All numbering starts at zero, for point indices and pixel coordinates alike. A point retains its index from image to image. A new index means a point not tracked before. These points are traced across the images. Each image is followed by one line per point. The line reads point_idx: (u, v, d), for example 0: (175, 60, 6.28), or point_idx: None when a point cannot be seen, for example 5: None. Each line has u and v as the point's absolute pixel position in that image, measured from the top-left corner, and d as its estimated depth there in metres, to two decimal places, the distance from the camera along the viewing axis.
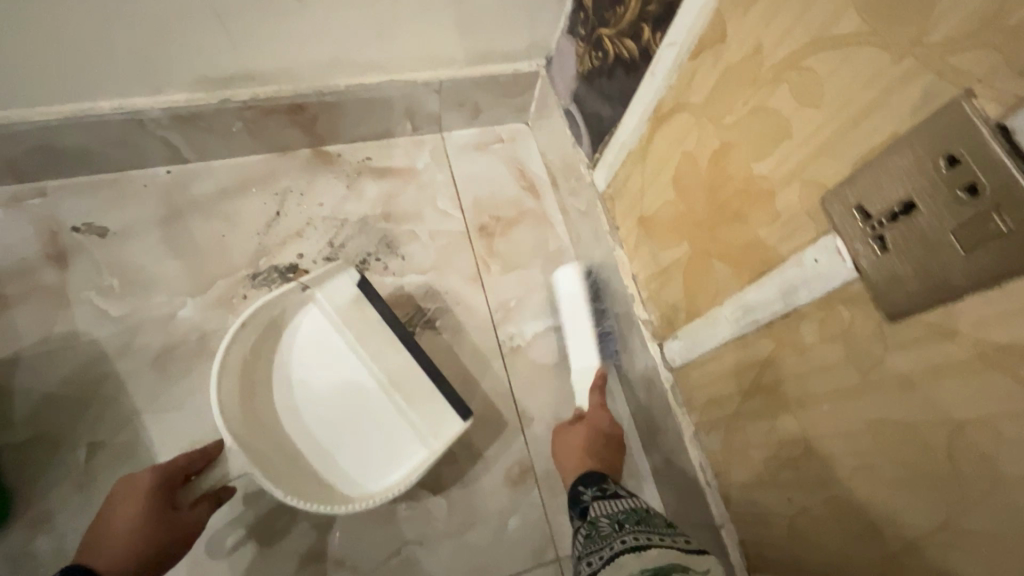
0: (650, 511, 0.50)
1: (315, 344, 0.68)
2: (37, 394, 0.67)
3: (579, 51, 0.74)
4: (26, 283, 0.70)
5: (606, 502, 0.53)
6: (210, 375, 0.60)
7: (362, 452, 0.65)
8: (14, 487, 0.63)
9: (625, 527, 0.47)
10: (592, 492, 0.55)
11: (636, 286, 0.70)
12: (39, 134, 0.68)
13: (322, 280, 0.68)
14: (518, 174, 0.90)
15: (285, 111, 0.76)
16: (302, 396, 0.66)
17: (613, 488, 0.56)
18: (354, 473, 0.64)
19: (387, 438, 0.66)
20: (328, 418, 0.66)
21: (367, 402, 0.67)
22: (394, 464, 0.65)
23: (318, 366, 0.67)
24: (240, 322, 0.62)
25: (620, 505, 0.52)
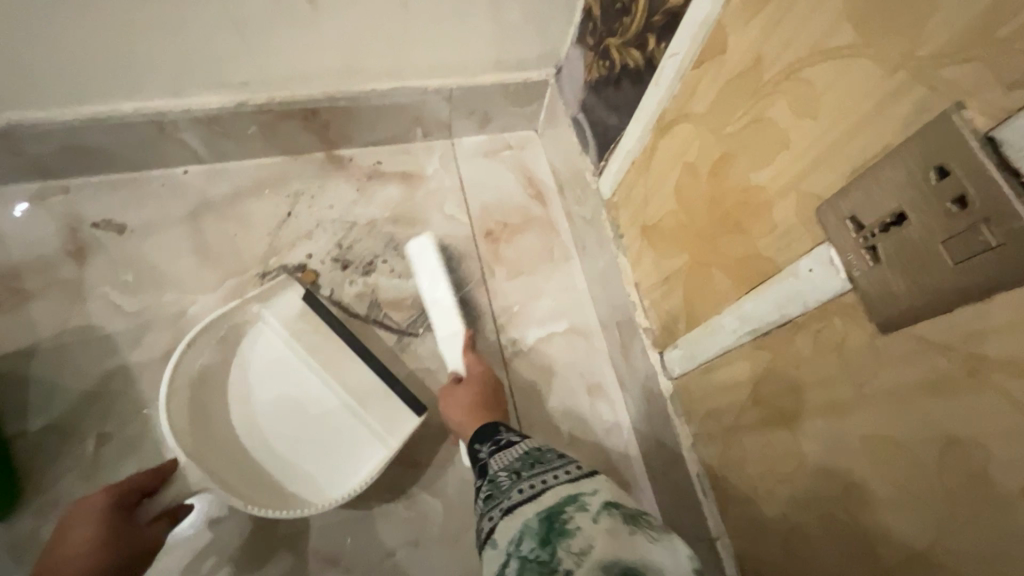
0: (542, 448, 0.51)
1: (266, 360, 0.69)
2: (51, 384, 0.69)
3: (588, 60, 0.75)
4: (45, 277, 0.73)
5: (503, 455, 0.52)
6: (160, 394, 0.61)
7: (321, 460, 0.66)
8: (25, 474, 0.65)
9: (522, 475, 0.47)
10: (489, 447, 0.54)
11: (638, 294, 0.70)
12: (64, 133, 0.71)
13: (267, 297, 0.70)
14: (525, 181, 0.91)
15: (299, 116, 0.78)
16: (258, 411, 0.67)
17: (506, 437, 0.55)
18: (313, 482, 0.65)
19: (345, 443, 0.67)
20: (285, 430, 0.67)
21: (324, 412, 0.68)
22: (352, 467, 0.66)
23: (261, 383, 0.68)
24: (187, 341, 0.64)
25: (515, 451, 0.52)
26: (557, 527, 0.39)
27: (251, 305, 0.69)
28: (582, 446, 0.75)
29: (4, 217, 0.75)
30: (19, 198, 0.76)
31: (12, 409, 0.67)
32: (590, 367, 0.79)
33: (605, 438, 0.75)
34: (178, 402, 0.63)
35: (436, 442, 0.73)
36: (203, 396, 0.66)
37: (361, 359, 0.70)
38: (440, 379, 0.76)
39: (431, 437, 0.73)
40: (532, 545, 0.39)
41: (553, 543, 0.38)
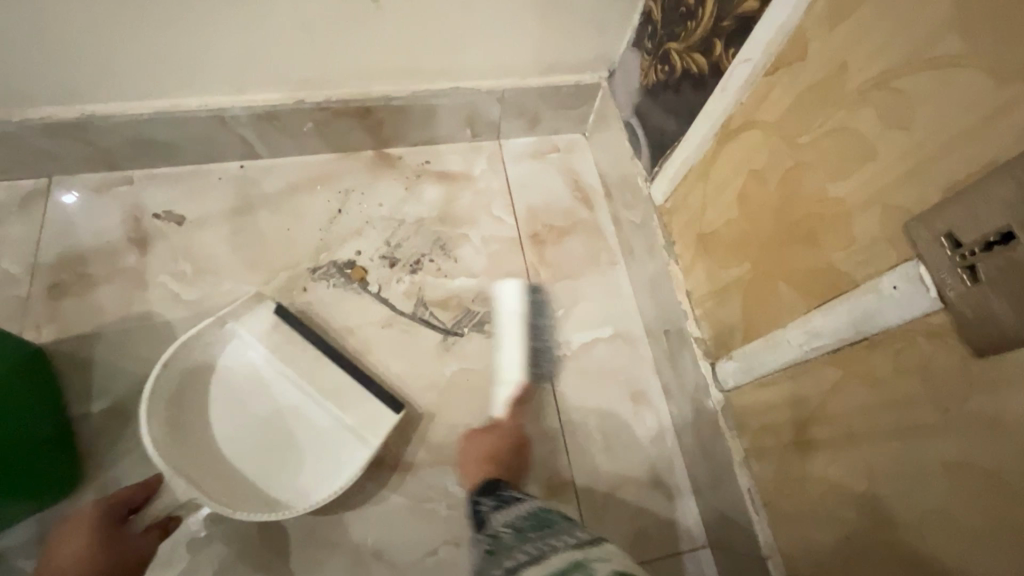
0: (549, 509, 0.49)
1: (241, 375, 0.70)
2: (113, 368, 0.71)
3: (644, 64, 0.74)
4: (110, 263, 0.75)
5: (507, 509, 0.52)
6: (140, 415, 0.62)
7: (303, 463, 0.68)
8: (87, 454, 0.67)
9: (524, 534, 0.47)
10: (492, 503, 0.55)
11: (689, 303, 0.69)
12: (133, 125, 0.73)
13: (238, 314, 0.70)
14: (572, 184, 0.90)
15: (354, 114, 0.80)
16: (237, 426, 0.68)
17: (509, 493, 0.55)
18: (294, 485, 0.67)
19: (325, 446, 0.68)
20: (264, 436, 0.68)
21: (302, 418, 0.69)
22: (334, 469, 0.67)
23: (240, 398, 0.69)
24: (162, 362, 0.65)
25: (518, 510, 0.51)
26: None
27: (223, 322, 0.69)
28: (625, 454, 0.74)
29: (73, 206, 0.78)
30: (87, 187, 0.79)
31: (76, 391, 0.69)
32: (634, 375, 0.78)
33: (648, 447, 0.74)
34: (156, 415, 0.64)
35: (480, 443, 0.72)
36: (182, 409, 0.67)
37: (335, 366, 0.70)
38: (483, 380, 0.76)
39: (474, 439, 0.73)
40: None
41: None
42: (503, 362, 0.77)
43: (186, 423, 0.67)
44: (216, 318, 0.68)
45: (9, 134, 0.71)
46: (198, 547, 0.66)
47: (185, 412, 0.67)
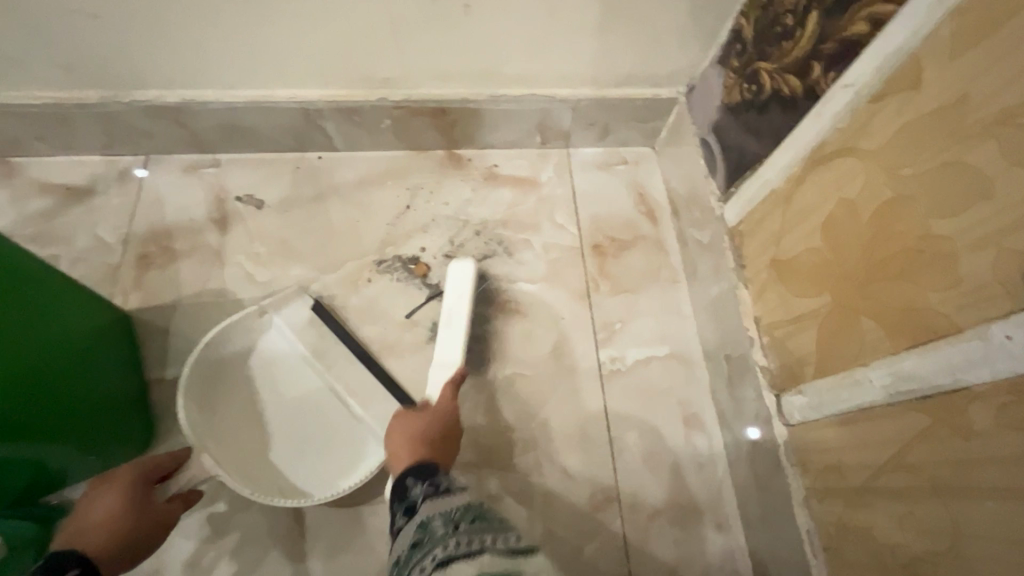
0: (483, 506, 0.43)
1: (272, 367, 0.73)
2: (187, 339, 0.75)
3: (728, 81, 0.72)
4: (193, 240, 0.80)
5: (438, 500, 0.45)
6: (180, 390, 0.65)
7: (321, 456, 0.70)
8: (157, 418, 0.71)
9: (458, 527, 0.40)
10: (424, 489, 0.47)
11: (756, 330, 0.66)
12: (226, 111, 0.77)
13: (279, 306, 0.74)
14: (638, 198, 0.89)
15: (431, 114, 0.82)
16: (262, 415, 0.71)
17: (447, 480, 0.47)
18: (311, 477, 0.69)
19: (342, 443, 0.71)
20: (287, 426, 0.71)
21: (324, 412, 0.72)
22: (350, 465, 0.70)
23: (267, 389, 0.72)
24: (206, 341, 0.68)
25: (450, 504, 0.44)
26: None
27: (263, 312, 0.72)
28: (673, 477, 0.72)
29: (164, 183, 0.83)
30: (178, 166, 0.84)
31: (153, 357, 0.73)
32: (688, 398, 0.76)
33: (698, 473, 0.73)
34: (195, 393, 0.67)
35: (527, 450, 0.72)
36: (215, 392, 0.70)
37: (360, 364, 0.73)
38: (535, 387, 0.76)
39: (522, 444, 0.73)
40: None
41: None
42: (442, 347, 0.70)
43: (218, 404, 0.69)
44: (258, 307, 0.71)
45: (116, 113, 0.76)
46: (250, 519, 0.68)
47: (218, 394, 0.70)
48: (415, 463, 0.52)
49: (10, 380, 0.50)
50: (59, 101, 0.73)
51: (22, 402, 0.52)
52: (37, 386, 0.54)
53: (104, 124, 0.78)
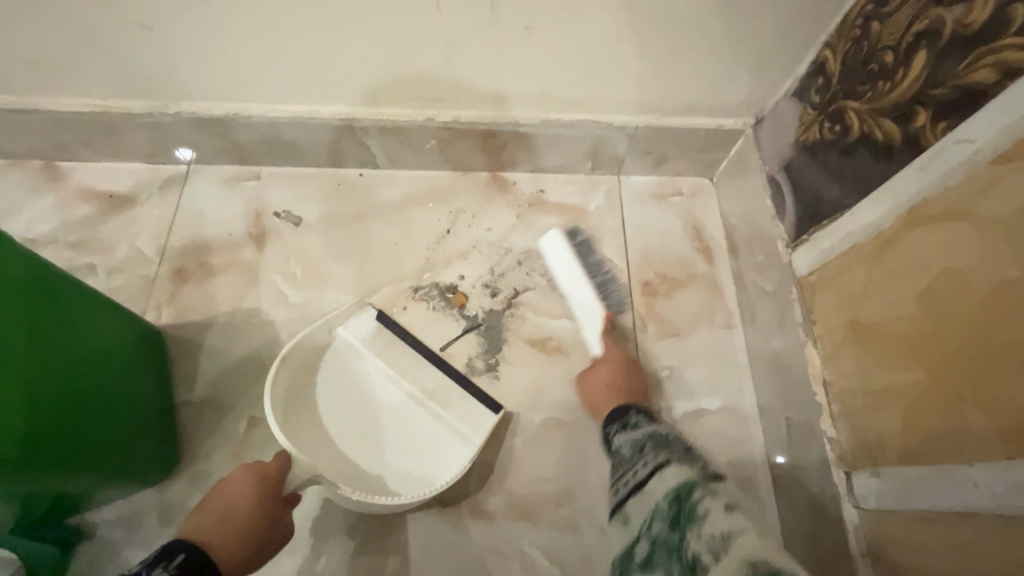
0: (669, 433, 0.55)
1: (342, 379, 0.70)
2: (219, 359, 0.73)
3: (805, 117, 0.66)
4: (230, 256, 0.78)
5: (632, 433, 0.57)
6: (263, 399, 0.62)
7: (407, 459, 0.67)
8: (182, 442, 0.69)
9: (647, 452, 0.53)
10: (617, 429, 0.59)
11: (825, 395, 0.60)
12: (271, 126, 0.75)
13: (344, 317, 0.72)
14: (693, 233, 0.83)
15: (479, 136, 0.78)
16: (342, 425, 0.67)
17: (635, 419, 0.59)
18: (401, 480, 0.65)
19: (427, 444, 0.67)
20: (367, 430, 0.68)
21: (405, 414, 0.69)
22: (437, 466, 0.66)
23: (341, 401, 0.69)
24: (281, 355, 0.65)
25: (642, 433, 0.56)
26: (683, 509, 0.44)
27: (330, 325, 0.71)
28: None
29: (205, 194, 0.81)
30: (218, 178, 0.82)
31: (182, 377, 0.72)
32: (741, 457, 0.71)
33: None
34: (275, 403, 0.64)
35: (563, 503, 0.68)
36: (286, 404, 0.66)
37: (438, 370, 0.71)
38: (574, 434, 0.71)
39: (558, 496, 0.68)
40: (661, 525, 0.45)
41: (681, 523, 0.43)
42: (582, 316, 0.74)
43: (298, 418, 0.66)
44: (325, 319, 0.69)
45: (162, 123, 0.74)
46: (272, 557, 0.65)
47: (296, 408, 0.67)
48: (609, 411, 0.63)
49: (27, 402, 0.47)
50: (106, 110, 0.72)
51: (43, 427, 0.48)
52: (65, 405, 0.51)
53: (149, 134, 0.76)
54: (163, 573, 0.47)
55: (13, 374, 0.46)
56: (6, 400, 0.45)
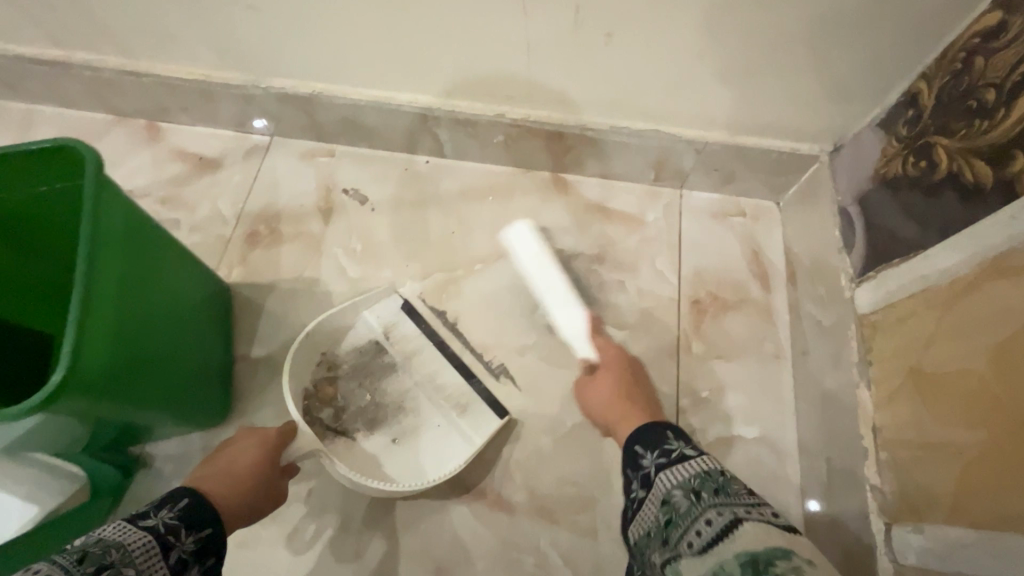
0: (725, 473, 0.47)
1: (359, 360, 0.74)
2: (277, 321, 0.77)
3: (888, 149, 0.63)
4: (298, 226, 0.82)
5: (674, 469, 0.48)
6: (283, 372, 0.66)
7: (406, 449, 0.70)
8: (236, 394, 0.74)
9: (702, 497, 0.44)
10: (656, 458, 0.51)
11: (873, 440, 0.58)
12: (350, 108, 0.79)
13: (371, 302, 0.76)
14: (751, 256, 0.81)
15: (546, 136, 0.79)
16: (352, 406, 0.71)
17: (676, 447, 0.51)
18: (397, 468, 0.68)
19: (430, 438, 0.70)
20: (376, 415, 0.71)
21: (413, 405, 0.72)
22: (436, 459, 0.69)
23: (355, 382, 0.72)
24: (306, 332, 0.69)
25: (687, 471, 0.47)
26: None
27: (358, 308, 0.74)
28: None
29: (283, 166, 0.86)
30: (296, 152, 0.87)
31: (243, 333, 0.77)
32: (772, 493, 0.69)
33: None
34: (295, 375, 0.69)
35: (584, 507, 0.68)
36: (308, 381, 0.71)
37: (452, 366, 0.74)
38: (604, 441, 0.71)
39: (581, 500, 0.69)
40: None
41: None
42: (565, 330, 0.74)
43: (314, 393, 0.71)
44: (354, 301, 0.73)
45: (254, 96, 0.80)
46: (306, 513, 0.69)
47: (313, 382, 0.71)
48: (638, 430, 0.56)
49: (110, 339, 0.51)
50: (207, 78, 0.78)
51: (120, 361, 0.52)
52: (143, 343, 0.56)
53: (240, 105, 0.82)
54: (171, 514, 0.47)
55: (104, 309, 0.50)
56: (95, 335, 0.49)
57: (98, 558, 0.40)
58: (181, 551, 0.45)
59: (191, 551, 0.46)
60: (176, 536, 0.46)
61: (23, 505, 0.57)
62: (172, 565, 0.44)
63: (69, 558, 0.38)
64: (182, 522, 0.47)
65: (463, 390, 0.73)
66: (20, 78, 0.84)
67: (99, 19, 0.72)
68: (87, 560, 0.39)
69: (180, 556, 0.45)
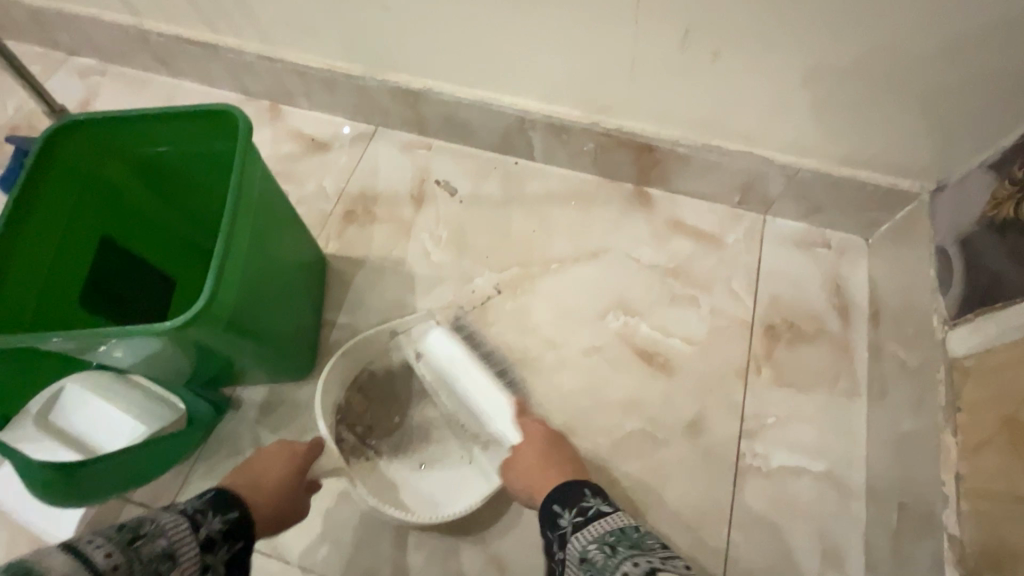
0: (637, 529, 0.52)
1: (390, 383, 0.75)
2: (363, 294, 0.83)
3: (1001, 192, 0.60)
4: (392, 209, 0.89)
5: (588, 527, 0.54)
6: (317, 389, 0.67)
7: (427, 478, 0.71)
8: (318, 356, 0.80)
9: (619, 550, 0.49)
10: (572, 517, 0.56)
11: (954, 489, 0.56)
12: (454, 106, 0.85)
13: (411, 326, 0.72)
14: (833, 289, 0.80)
15: (636, 149, 0.81)
16: (379, 432, 0.73)
17: (592, 505, 0.56)
18: (416, 496, 0.70)
19: (450, 475, 0.71)
20: (401, 442, 0.73)
21: (439, 434, 0.73)
22: (454, 497, 0.70)
23: (385, 405, 0.74)
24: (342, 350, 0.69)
25: (602, 528, 0.53)
26: None
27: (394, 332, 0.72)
28: None
29: (383, 154, 0.93)
30: (397, 142, 0.94)
31: (330, 301, 0.83)
32: (833, 531, 0.67)
33: None
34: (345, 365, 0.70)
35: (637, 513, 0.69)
36: (342, 398, 0.73)
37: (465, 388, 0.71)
38: (662, 452, 0.72)
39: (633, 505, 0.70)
40: None
41: None
42: (489, 413, 0.68)
43: (347, 411, 0.73)
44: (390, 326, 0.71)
45: (368, 88, 0.87)
46: None
47: (348, 399, 0.74)
48: (553, 489, 0.60)
49: (237, 284, 0.58)
50: (331, 69, 0.87)
51: (240, 304, 0.59)
52: (258, 291, 0.62)
53: (355, 95, 0.90)
54: (197, 501, 0.51)
55: (235, 256, 0.57)
56: (225, 277, 0.55)
57: (134, 528, 0.43)
58: (209, 528, 0.48)
59: (218, 529, 0.49)
60: (204, 515, 0.49)
61: (135, 424, 0.68)
62: (202, 540, 0.47)
63: (108, 528, 0.42)
64: (209, 506, 0.51)
65: (481, 427, 0.69)
66: (174, 56, 0.95)
67: (251, 9, 0.82)
68: (124, 528, 0.43)
69: (208, 532, 0.48)
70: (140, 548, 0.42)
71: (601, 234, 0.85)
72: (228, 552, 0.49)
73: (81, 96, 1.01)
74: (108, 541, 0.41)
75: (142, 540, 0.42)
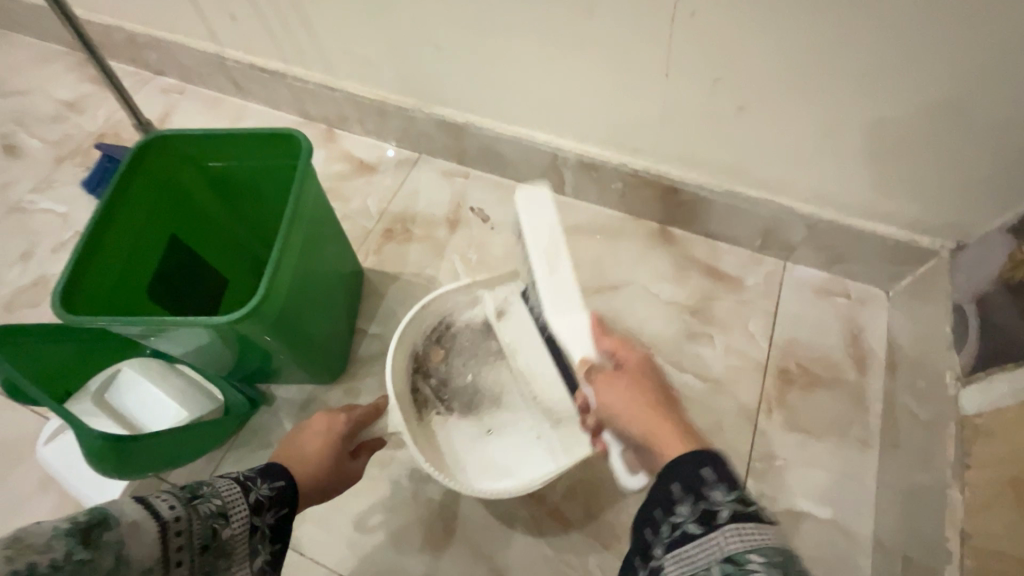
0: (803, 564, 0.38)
1: (470, 338, 0.77)
2: (395, 307, 0.89)
3: (1017, 255, 0.61)
4: (428, 231, 0.95)
5: (749, 530, 0.39)
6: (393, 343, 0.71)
7: (494, 444, 0.72)
8: (349, 362, 0.85)
9: None
10: (729, 502, 0.41)
11: (959, 545, 0.56)
12: (493, 140, 0.91)
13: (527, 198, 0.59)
14: (851, 339, 0.81)
15: (662, 190, 0.85)
16: (453, 390, 0.75)
17: (755, 502, 0.41)
18: (481, 464, 0.71)
19: (516, 448, 0.72)
20: (473, 404, 0.75)
21: (510, 401, 0.74)
22: (516, 472, 0.70)
23: (464, 357, 0.77)
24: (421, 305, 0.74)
25: (763, 539, 0.39)
26: None
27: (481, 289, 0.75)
28: None
29: (425, 179, 1.00)
30: (439, 169, 1.01)
31: (365, 310, 0.89)
32: None
33: None
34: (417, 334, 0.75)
35: None
36: (419, 350, 0.76)
37: (550, 358, 0.71)
38: None
39: None
40: None
41: None
42: (564, 339, 0.58)
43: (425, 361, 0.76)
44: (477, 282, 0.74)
45: (416, 118, 0.95)
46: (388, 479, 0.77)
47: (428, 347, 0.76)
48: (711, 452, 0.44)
49: (285, 286, 0.64)
50: (384, 100, 0.95)
51: (285, 306, 0.65)
52: (302, 295, 0.69)
53: (404, 124, 0.97)
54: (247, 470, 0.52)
55: (287, 261, 0.63)
56: (277, 279, 0.61)
57: (193, 489, 0.44)
58: (258, 493, 0.50)
59: (266, 494, 0.51)
60: (253, 482, 0.51)
61: (178, 410, 0.74)
62: (252, 503, 0.49)
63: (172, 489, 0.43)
64: (257, 474, 0.52)
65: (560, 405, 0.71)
66: (246, 80, 1.06)
67: (320, 45, 0.91)
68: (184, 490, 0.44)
69: (257, 496, 0.50)
70: (198, 505, 0.43)
71: (624, 268, 0.88)
72: (273, 518, 0.51)
73: (161, 111, 1.13)
74: (172, 497, 0.42)
75: (200, 500, 0.43)
